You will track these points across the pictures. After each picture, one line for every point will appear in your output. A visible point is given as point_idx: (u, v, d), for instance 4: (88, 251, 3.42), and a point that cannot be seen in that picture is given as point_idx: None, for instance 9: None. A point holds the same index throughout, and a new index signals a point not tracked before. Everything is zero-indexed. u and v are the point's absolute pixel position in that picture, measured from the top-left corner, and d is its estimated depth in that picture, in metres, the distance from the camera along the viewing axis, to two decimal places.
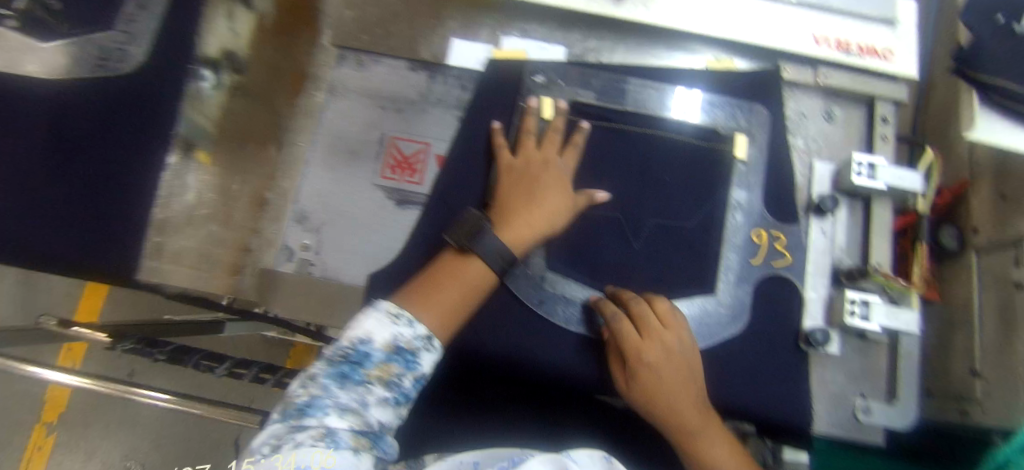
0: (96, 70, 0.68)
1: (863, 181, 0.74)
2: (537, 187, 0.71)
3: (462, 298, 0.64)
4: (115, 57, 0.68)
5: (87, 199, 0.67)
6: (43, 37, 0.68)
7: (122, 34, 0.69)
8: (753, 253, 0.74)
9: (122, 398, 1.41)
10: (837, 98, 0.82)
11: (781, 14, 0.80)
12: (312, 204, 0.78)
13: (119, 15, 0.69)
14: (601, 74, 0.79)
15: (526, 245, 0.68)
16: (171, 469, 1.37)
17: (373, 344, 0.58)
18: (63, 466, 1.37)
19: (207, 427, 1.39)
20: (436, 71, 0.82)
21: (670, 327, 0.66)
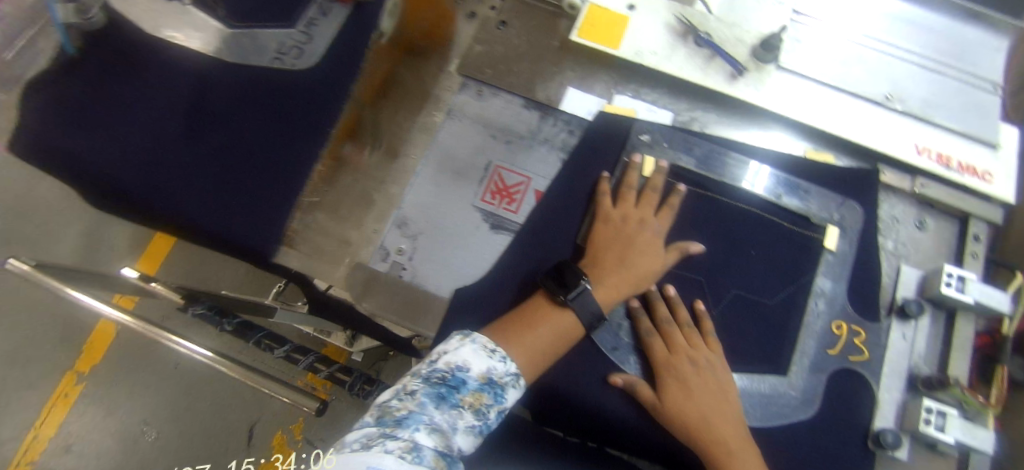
0: (273, 61, 0.74)
1: (952, 292, 0.74)
2: (631, 245, 0.74)
3: (554, 342, 0.69)
4: (292, 53, 0.75)
5: (230, 170, 0.69)
6: (231, 25, 0.71)
7: (302, 34, 0.76)
8: (831, 343, 0.75)
9: (157, 363, 1.44)
10: (931, 209, 0.83)
11: (888, 120, 0.83)
12: (413, 212, 0.82)
13: (302, 16, 0.77)
14: (706, 144, 0.82)
15: (614, 303, 0.72)
16: (186, 443, 1.39)
17: (470, 373, 0.63)
18: (85, 417, 1.39)
19: (229, 410, 1.42)
20: (549, 112, 0.87)
21: (697, 340, 0.72)
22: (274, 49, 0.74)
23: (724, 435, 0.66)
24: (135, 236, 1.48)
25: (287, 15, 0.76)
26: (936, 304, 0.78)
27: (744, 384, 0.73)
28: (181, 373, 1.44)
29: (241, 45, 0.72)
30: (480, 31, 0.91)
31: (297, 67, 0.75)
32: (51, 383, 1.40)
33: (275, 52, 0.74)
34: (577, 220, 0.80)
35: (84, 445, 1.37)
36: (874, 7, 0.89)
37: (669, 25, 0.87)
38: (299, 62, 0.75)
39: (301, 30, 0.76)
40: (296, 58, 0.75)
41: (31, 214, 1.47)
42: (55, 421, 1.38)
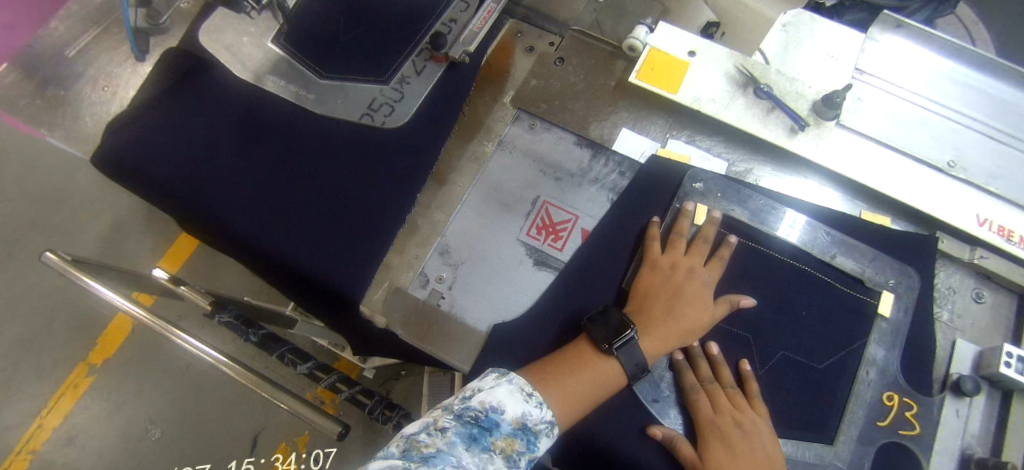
0: (365, 113, 0.84)
1: (1012, 373, 0.70)
2: (682, 296, 0.72)
3: (593, 390, 0.67)
4: (383, 111, 0.85)
5: (274, 183, 0.79)
6: (325, 75, 0.85)
7: (395, 92, 0.86)
8: (881, 415, 0.72)
9: (166, 363, 1.43)
10: (988, 282, 0.81)
11: (946, 188, 0.82)
12: (456, 241, 0.81)
13: (396, 75, 0.87)
14: (760, 197, 0.81)
15: (661, 354, 0.70)
16: (187, 447, 1.37)
17: (504, 415, 0.60)
18: (91, 412, 1.38)
19: (235, 416, 1.40)
20: (601, 152, 0.86)
21: (742, 403, 0.69)
22: (368, 104, 0.85)
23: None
24: (164, 234, 1.48)
25: (382, 72, 0.87)
26: (992, 382, 0.74)
27: (789, 450, 0.70)
28: (191, 375, 1.42)
29: (338, 102, 0.84)
30: (537, 65, 0.91)
31: (387, 125, 0.84)
32: (61, 374, 1.39)
33: (367, 110, 0.84)
34: (623, 263, 0.79)
35: (87, 439, 1.36)
36: (935, 74, 0.89)
37: (730, 73, 0.87)
38: (388, 119, 0.84)
39: (394, 88, 0.86)
40: (386, 116, 0.84)
41: (64, 203, 1.48)
42: (60, 413, 1.37)
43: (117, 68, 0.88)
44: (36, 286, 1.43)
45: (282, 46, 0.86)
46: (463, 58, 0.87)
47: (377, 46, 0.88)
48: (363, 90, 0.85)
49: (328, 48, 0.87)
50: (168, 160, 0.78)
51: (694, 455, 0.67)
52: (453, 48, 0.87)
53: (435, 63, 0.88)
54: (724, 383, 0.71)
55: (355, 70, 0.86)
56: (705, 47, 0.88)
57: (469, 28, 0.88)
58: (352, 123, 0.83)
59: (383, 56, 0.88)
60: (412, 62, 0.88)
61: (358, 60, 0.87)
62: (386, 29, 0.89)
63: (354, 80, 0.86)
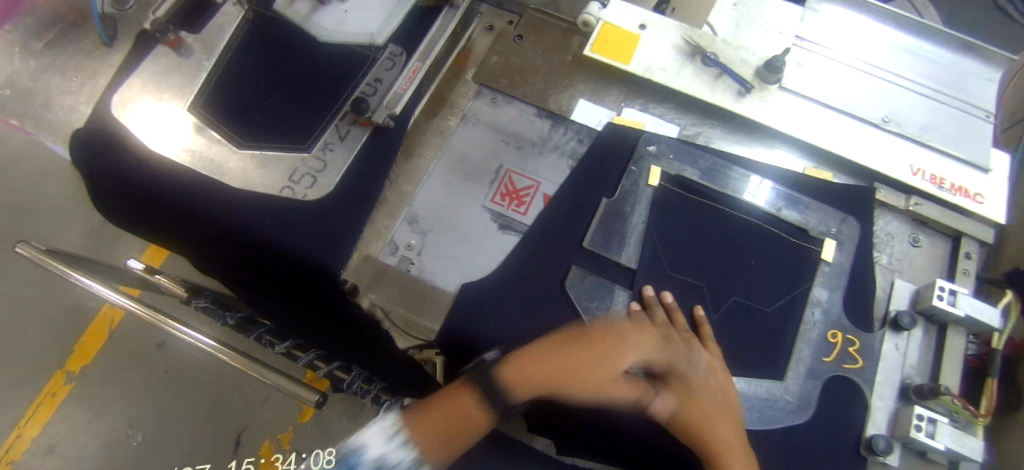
0: (283, 189, 0.83)
1: (944, 305, 0.76)
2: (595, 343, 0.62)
3: (450, 422, 0.55)
4: (304, 183, 0.83)
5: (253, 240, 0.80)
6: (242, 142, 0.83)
7: (318, 162, 0.84)
8: (826, 351, 0.77)
9: (143, 366, 1.44)
10: (923, 227, 0.87)
11: (882, 142, 0.88)
12: (424, 210, 0.85)
13: (317, 143, 0.85)
14: (708, 156, 0.87)
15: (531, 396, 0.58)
16: (169, 448, 1.38)
17: (362, 458, 0.52)
18: (68, 419, 1.38)
19: (217, 416, 1.42)
20: (560, 122, 0.91)
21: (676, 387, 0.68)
22: (304, 168, 0.83)
23: (716, 436, 0.65)
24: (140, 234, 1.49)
25: (303, 139, 0.85)
26: (926, 316, 0.80)
27: (742, 387, 0.75)
28: (170, 377, 1.43)
29: (257, 175, 0.82)
30: (496, 43, 0.95)
31: (308, 198, 0.82)
32: (38, 382, 1.40)
33: (288, 181, 0.83)
34: (584, 222, 0.83)
35: (66, 446, 1.36)
36: (874, 37, 0.95)
37: (678, 45, 0.92)
38: (310, 192, 0.83)
39: (316, 156, 0.84)
40: (307, 188, 0.83)
41: (38, 208, 1.48)
42: (39, 421, 1.38)
43: (83, 60, 0.89)
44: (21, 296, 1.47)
45: (196, 114, 0.82)
46: (388, 123, 0.84)
47: (294, 114, 0.86)
48: (283, 162, 0.83)
49: (244, 115, 0.84)
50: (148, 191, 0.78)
51: (653, 392, 0.71)
52: (377, 112, 0.84)
53: (361, 127, 0.86)
54: (677, 328, 0.75)
55: (273, 137, 0.84)
56: (654, 20, 0.93)
57: (393, 89, 0.85)
58: (272, 197, 0.82)
59: (302, 122, 0.85)
60: (335, 126, 0.86)
61: (276, 127, 0.85)
62: (307, 91, 0.88)
63: (274, 149, 0.84)
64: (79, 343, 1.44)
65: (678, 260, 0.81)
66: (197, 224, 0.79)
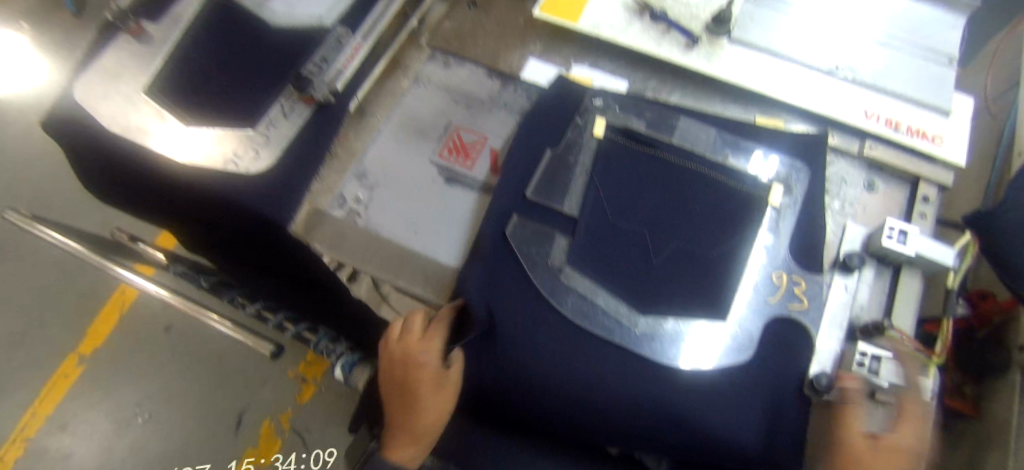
0: (227, 162, 0.82)
1: (893, 244, 0.74)
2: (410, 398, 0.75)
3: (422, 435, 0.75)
4: (248, 156, 0.83)
5: (219, 215, 0.85)
6: (192, 121, 0.85)
7: (261, 137, 0.84)
8: (771, 293, 0.75)
9: (149, 348, 1.54)
10: (882, 173, 0.86)
11: (836, 90, 0.87)
12: (373, 165, 0.88)
13: (264, 119, 0.85)
14: (653, 108, 0.87)
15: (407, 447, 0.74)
16: (173, 426, 1.47)
17: None
18: (82, 398, 1.49)
19: (219, 400, 1.50)
20: (510, 80, 0.93)
21: (440, 335, 0.75)
22: (251, 142, 0.84)
23: None
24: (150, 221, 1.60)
25: (249, 116, 0.86)
26: (880, 259, 0.78)
27: (671, 327, 0.74)
28: (175, 361, 1.53)
29: (204, 150, 0.83)
30: (451, 10, 1.00)
31: (252, 170, 0.82)
32: (57, 364, 1.52)
33: (232, 156, 0.83)
34: (529, 170, 0.83)
35: (78, 424, 1.46)
36: None
37: (627, 4, 0.93)
38: (254, 165, 0.83)
39: (260, 132, 0.85)
40: (251, 161, 0.83)
41: (55, 200, 1.60)
42: (55, 400, 1.49)
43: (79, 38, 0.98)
44: (42, 284, 1.59)
45: (154, 97, 0.85)
46: (328, 98, 0.87)
47: (240, 92, 0.88)
48: (228, 139, 0.84)
49: (195, 95, 0.87)
50: (124, 169, 0.88)
51: (863, 441, 0.67)
52: (318, 89, 0.85)
53: (304, 104, 0.88)
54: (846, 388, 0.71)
55: (219, 114, 0.86)
56: None
57: (334, 66, 0.86)
58: (215, 170, 0.82)
59: (249, 100, 0.88)
60: (280, 104, 0.87)
61: (224, 106, 0.87)
62: (254, 72, 0.89)
63: (220, 126, 0.85)
64: (94, 326, 1.56)
65: (621, 209, 0.79)
66: (174, 200, 0.88)
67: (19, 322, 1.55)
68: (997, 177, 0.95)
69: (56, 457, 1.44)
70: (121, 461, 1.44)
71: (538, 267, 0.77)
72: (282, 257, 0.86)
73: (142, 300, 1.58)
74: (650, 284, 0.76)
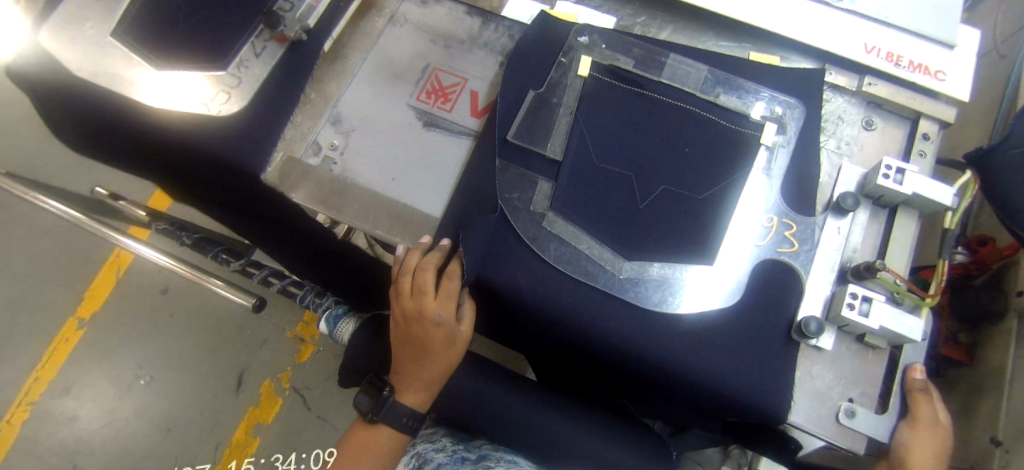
0: (199, 107, 0.78)
1: (889, 184, 0.71)
2: (423, 346, 0.77)
3: (432, 379, 0.79)
4: (219, 99, 0.79)
5: (195, 170, 0.82)
6: (160, 64, 0.79)
7: (232, 78, 0.80)
8: (761, 235, 0.73)
9: (146, 311, 1.54)
10: (882, 111, 0.82)
11: (833, 22, 0.83)
12: (348, 110, 0.84)
13: (234, 58, 0.81)
14: (642, 45, 0.82)
15: (419, 389, 0.79)
16: (175, 385, 1.48)
17: None
18: (83, 361, 1.49)
19: (218, 359, 1.51)
20: (491, 19, 0.88)
21: (455, 295, 0.74)
22: (224, 85, 0.80)
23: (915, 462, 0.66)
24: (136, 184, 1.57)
25: (220, 56, 0.81)
26: (876, 199, 0.75)
27: (657, 270, 0.72)
28: (172, 323, 1.53)
29: (176, 95, 0.78)
30: None
31: (223, 113, 0.79)
32: (56, 328, 1.52)
33: (203, 99, 0.79)
34: (512, 113, 0.79)
35: (81, 386, 1.48)
36: None
37: None
38: (224, 107, 0.79)
39: (232, 74, 0.81)
40: (222, 104, 0.79)
41: (38, 163, 1.57)
42: (56, 364, 1.49)
43: None
44: (34, 250, 1.58)
45: (122, 40, 0.79)
46: (300, 36, 0.83)
47: (210, 31, 0.82)
48: (198, 83, 0.79)
49: (160, 34, 0.80)
50: (88, 123, 0.84)
51: (926, 411, 0.67)
52: (290, 26, 0.82)
53: (277, 43, 0.84)
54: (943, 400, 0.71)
55: (188, 55, 0.81)
56: None
57: (304, 2, 0.83)
58: (187, 119, 0.78)
59: (219, 39, 0.82)
60: (251, 43, 0.83)
61: (193, 45, 0.81)
62: (221, 8, 0.83)
63: (189, 67, 0.80)
64: (90, 290, 1.55)
65: (606, 151, 0.76)
66: (146, 152, 0.85)
67: (13, 288, 1.55)
68: (1003, 115, 0.91)
69: (62, 419, 1.45)
70: (126, 421, 1.46)
71: (520, 214, 0.74)
72: (266, 210, 0.85)
73: (136, 263, 1.58)
74: (636, 228, 0.73)
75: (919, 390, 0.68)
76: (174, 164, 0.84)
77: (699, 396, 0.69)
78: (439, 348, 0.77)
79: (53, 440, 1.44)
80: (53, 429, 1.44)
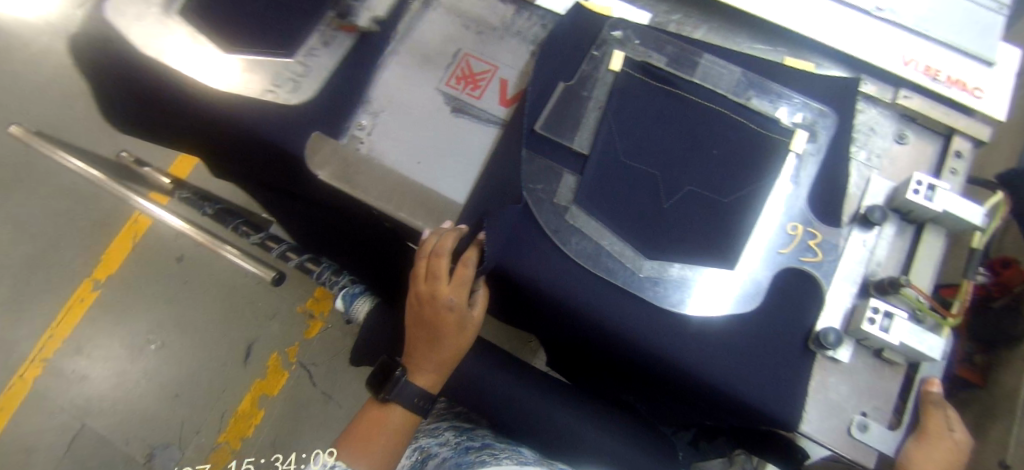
0: (265, 92, 0.78)
1: (919, 200, 0.70)
2: (435, 330, 0.78)
3: (442, 363, 0.80)
4: (287, 86, 0.79)
5: (247, 149, 0.82)
6: (229, 46, 0.78)
7: (300, 66, 0.80)
8: (784, 243, 0.72)
9: (161, 277, 1.56)
10: (915, 126, 0.80)
11: (872, 31, 0.82)
12: (377, 91, 0.84)
13: (302, 46, 0.81)
14: (676, 43, 0.81)
15: (429, 371, 0.80)
16: (186, 352, 1.51)
17: None
18: (97, 323, 1.52)
19: (229, 329, 1.52)
20: (524, 7, 0.87)
21: (469, 283, 0.75)
22: (290, 73, 0.80)
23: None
24: (158, 152, 1.58)
25: (287, 43, 0.81)
26: (903, 213, 0.74)
27: (676, 271, 0.72)
28: (186, 291, 1.55)
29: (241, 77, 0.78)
30: None
31: (291, 101, 0.79)
32: (72, 288, 1.55)
33: (269, 85, 0.79)
34: (541, 105, 0.79)
35: (94, 347, 1.50)
36: None
37: None
38: (292, 96, 0.79)
39: (299, 61, 0.81)
40: (290, 92, 0.79)
41: (65, 124, 1.60)
42: (71, 323, 1.52)
43: None
44: (54, 210, 1.60)
45: (186, 17, 0.78)
46: (371, 26, 0.83)
47: (279, 16, 0.82)
48: (261, 66, 0.79)
49: (221, 13, 0.80)
50: (144, 97, 0.81)
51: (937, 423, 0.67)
52: (360, 16, 0.82)
53: (345, 34, 0.83)
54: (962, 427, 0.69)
55: (256, 39, 0.80)
56: None
57: None
58: (248, 99, 0.78)
59: (286, 25, 0.82)
60: (319, 32, 0.83)
61: (262, 30, 0.80)
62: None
63: (259, 53, 0.79)
64: (106, 253, 1.57)
65: (633, 148, 0.75)
66: (195, 130, 0.83)
67: (33, 246, 1.57)
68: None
69: (73, 378, 1.48)
70: (135, 384, 1.48)
71: (543, 205, 0.74)
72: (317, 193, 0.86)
73: (153, 229, 1.59)
74: (659, 227, 0.73)
75: (933, 403, 0.68)
76: (225, 143, 0.83)
77: (715, 399, 0.69)
78: (450, 333, 0.78)
79: (64, 398, 1.47)
80: (64, 387, 1.47)
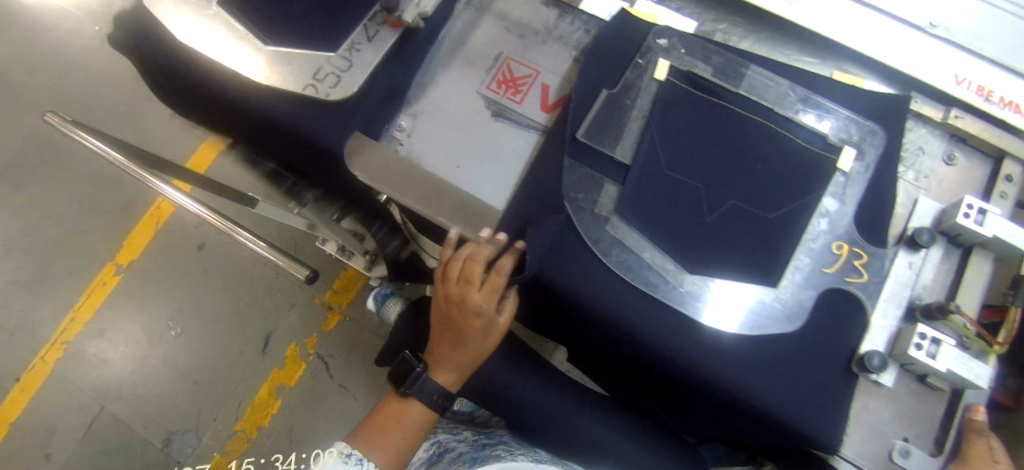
0: (306, 87, 0.76)
1: (970, 224, 0.69)
2: (462, 332, 0.78)
3: (465, 364, 0.80)
4: (328, 81, 0.77)
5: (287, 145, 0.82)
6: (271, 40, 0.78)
7: (343, 61, 0.78)
8: (828, 262, 0.71)
9: (183, 264, 1.57)
10: (964, 146, 0.79)
11: (927, 48, 0.82)
12: (417, 92, 0.84)
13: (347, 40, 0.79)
14: (722, 53, 0.80)
15: (451, 371, 0.80)
16: (206, 339, 1.52)
17: None
18: (118, 307, 1.53)
19: (248, 319, 1.53)
20: (567, 11, 0.86)
21: (501, 291, 0.75)
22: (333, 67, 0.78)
23: None
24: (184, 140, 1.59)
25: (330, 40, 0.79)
26: (951, 236, 0.73)
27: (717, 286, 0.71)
28: (207, 279, 1.56)
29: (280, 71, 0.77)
30: None
31: (331, 97, 0.77)
32: (94, 272, 1.56)
33: (311, 79, 0.77)
34: (583, 112, 0.78)
35: (116, 331, 1.52)
36: None
37: None
38: (333, 92, 0.77)
39: (342, 55, 0.78)
40: (331, 86, 0.77)
41: (94, 109, 1.61)
42: (92, 307, 1.53)
43: None
44: (78, 193, 1.61)
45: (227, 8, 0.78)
46: (417, 23, 0.80)
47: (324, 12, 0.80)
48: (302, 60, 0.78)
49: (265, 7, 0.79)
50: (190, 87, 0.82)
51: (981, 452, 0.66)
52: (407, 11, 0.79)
53: (390, 28, 0.80)
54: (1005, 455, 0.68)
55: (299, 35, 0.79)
56: None
57: None
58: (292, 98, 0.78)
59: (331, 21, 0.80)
60: (364, 26, 0.80)
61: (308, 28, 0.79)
62: None
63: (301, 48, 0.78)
64: (129, 238, 1.58)
65: (676, 160, 0.74)
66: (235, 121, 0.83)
67: (58, 229, 1.59)
68: None
69: (94, 361, 1.50)
70: (155, 369, 1.50)
71: (584, 214, 0.73)
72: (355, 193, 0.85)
73: (176, 216, 1.60)
74: (700, 241, 0.72)
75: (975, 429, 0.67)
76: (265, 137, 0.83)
77: (749, 416, 0.69)
78: (476, 336, 0.78)
79: (84, 380, 1.48)
80: (85, 370, 1.49)
